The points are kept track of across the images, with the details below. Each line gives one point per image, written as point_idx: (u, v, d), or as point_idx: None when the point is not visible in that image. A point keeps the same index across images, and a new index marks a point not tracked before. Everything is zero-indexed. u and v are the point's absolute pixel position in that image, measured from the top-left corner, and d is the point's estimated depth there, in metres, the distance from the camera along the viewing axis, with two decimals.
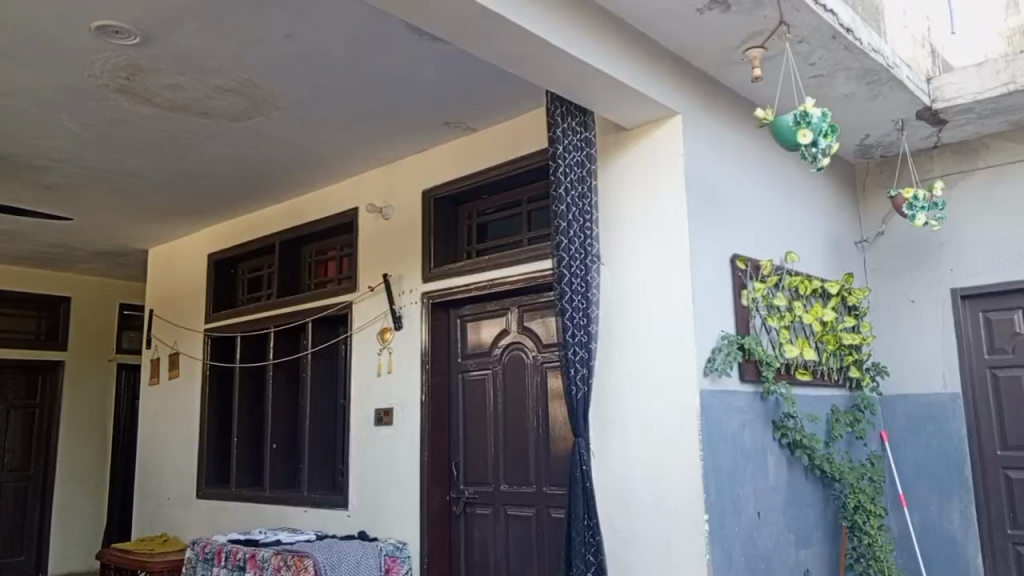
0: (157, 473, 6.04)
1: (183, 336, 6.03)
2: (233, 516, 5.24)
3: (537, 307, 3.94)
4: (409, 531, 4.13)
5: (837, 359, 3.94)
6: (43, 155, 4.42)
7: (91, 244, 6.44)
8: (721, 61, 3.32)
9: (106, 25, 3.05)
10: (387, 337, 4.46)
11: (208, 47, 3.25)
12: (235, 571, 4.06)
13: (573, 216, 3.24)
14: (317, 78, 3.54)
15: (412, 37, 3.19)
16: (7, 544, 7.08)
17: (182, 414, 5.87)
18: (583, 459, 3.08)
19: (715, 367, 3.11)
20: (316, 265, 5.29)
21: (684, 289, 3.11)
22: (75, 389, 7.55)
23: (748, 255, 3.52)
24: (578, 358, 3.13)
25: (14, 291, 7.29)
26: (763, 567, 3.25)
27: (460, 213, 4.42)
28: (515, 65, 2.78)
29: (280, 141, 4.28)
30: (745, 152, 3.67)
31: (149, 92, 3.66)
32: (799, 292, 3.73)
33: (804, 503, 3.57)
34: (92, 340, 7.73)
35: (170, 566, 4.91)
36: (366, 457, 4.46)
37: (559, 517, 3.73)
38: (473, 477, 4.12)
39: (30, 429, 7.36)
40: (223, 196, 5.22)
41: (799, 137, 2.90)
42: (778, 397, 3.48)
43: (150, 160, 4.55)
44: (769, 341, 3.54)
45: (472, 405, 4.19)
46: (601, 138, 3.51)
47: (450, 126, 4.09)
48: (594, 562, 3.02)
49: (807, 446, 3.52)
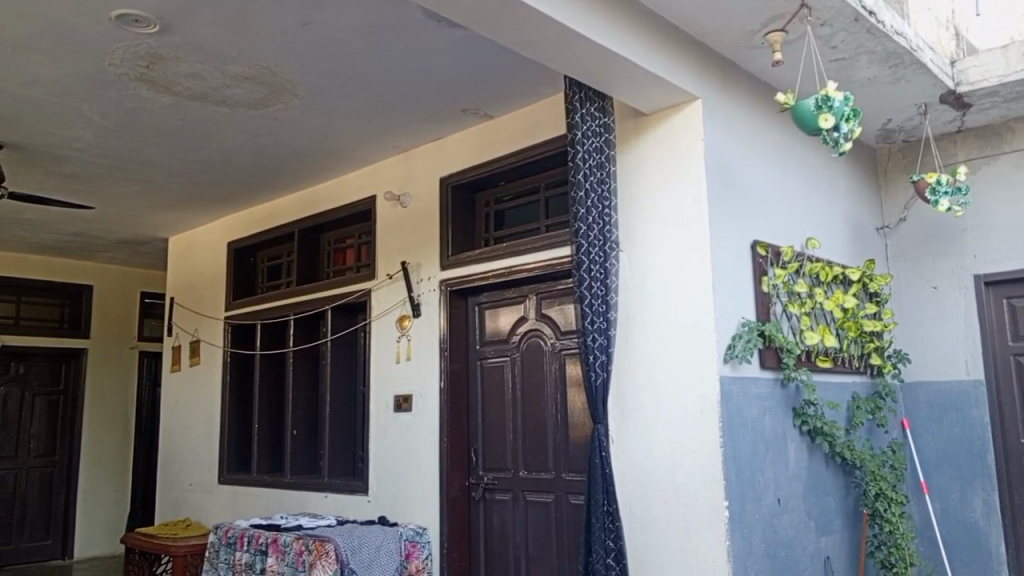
0: (179, 458, 6.12)
1: (203, 325, 6.08)
2: (254, 501, 5.30)
3: (555, 295, 3.94)
4: (428, 517, 4.17)
5: (858, 346, 3.91)
6: (64, 144, 4.46)
7: (111, 232, 6.50)
8: (740, 45, 3.28)
9: (126, 14, 3.06)
10: (405, 324, 4.48)
11: (226, 36, 3.25)
12: (257, 556, 4.10)
13: (592, 202, 3.23)
14: (334, 65, 3.54)
15: (429, 23, 3.18)
16: (33, 528, 7.21)
17: (203, 401, 5.93)
18: (603, 445, 3.08)
19: (736, 354, 3.10)
20: (335, 253, 5.32)
21: (704, 276, 3.10)
22: (97, 376, 7.64)
23: (769, 241, 3.49)
24: (596, 345, 3.13)
25: (38, 280, 7.38)
26: (783, 554, 3.25)
27: (478, 201, 4.42)
28: (531, 50, 2.76)
29: (298, 129, 4.29)
30: (766, 139, 3.63)
31: (168, 81, 3.67)
32: (820, 279, 3.70)
33: (824, 491, 3.56)
34: (114, 328, 7.82)
35: (192, 550, 4.90)
36: (385, 444, 4.49)
37: (578, 503, 3.74)
38: (492, 464, 4.14)
39: (54, 416, 7.46)
40: (241, 184, 5.25)
41: (820, 122, 2.86)
42: (799, 385, 3.47)
43: (169, 149, 4.58)
44: (789, 328, 3.52)
45: (490, 392, 4.19)
46: (619, 123, 3.49)
47: (467, 113, 4.09)
48: (613, 548, 3.02)
49: (828, 433, 3.50)
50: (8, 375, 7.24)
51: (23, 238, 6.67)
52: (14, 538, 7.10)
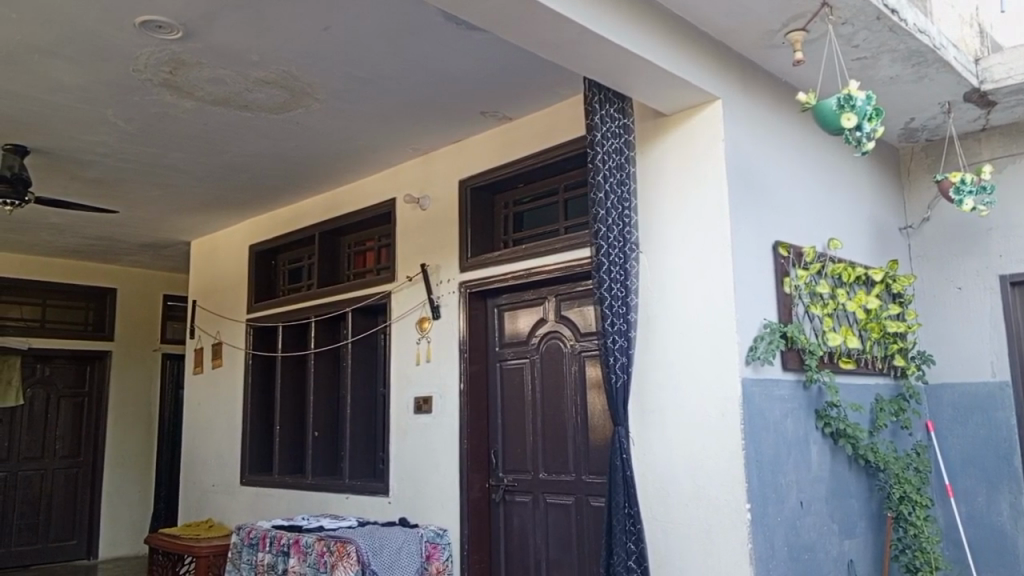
0: (201, 459, 6.17)
1: (225, 327, 6.13)
2: (275, 502, 5.33)
3: (575, 297, 3.93)
4: (449, 519, 4.18)
5: (881, 347, 3.87)
6: (88, 149, 4.52)
7: (135, 236, 6.57)
8: (761, 45, 3.26)
9: (149, 21, 3.10)
10: (425, 326, 4.49)
11: (247, 41, 3.28)
12: (280, 557, 4.12)
13: (611, 203, 3.22)
14: (354, 69, 3.56)
15: (449, 26, 3.20)
16: (59, 528, 7.32)
17: (225, 403, 5.98)
18: (624, 447, 3.07)
19: (757, 356, 3.08)
20: (355, 256, 5.35)
21: (725, 277, 3.09)
22: (121, 378, 7.73)
23: (790, 242, 3.47)
24: (617, 347, 3.12)
25: (63, 283, 7.47)
26: (806, 557, 3.22)
27: (497, 203, 4.43)
28: (551, 51, 2.76)
29: (319, 132, 4.32)
30: (787, 138, 3.61)
31: (191, 86, 3.71)
32: (842, 280, 3.67)
33: (847, 493, 3.53)
34: (137, 330, 7.90)
35: (215, 551, 4.95)
36: (405, 445, 4.50)
37: (599, 506, 3.73)
38: (512, 465, 4.14)
39: (79, 418, 7.56)
40: (262, 187, 5.29)
41: (842, 121, 2.84)
42: (821, 387, 3.44)
43: (191, 153, 4.62)
44: (811, 329, 3.49)
45: (510, 394, 4.20)
46: (639, 124, 3.48)
47: (486, 115, 4.10)
48: (635, 551, 3.00)
49: (851, 435, 3.47)
50: (34, 377, 7.33)
51: (49, 243, 6.77)
52: (40, 538, 7.21)
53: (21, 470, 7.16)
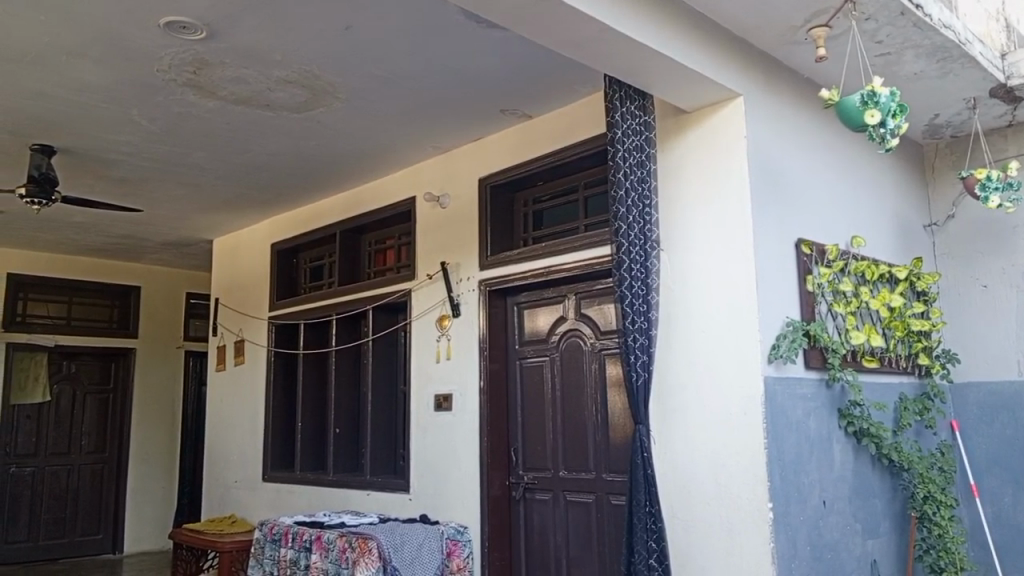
0: (224, 456, 6.22)
1: (247, 325, 6.19)
2: (298, 498, 5.37)
3: (595, 295, 3.93)
4: (470, 516, 4.19)
5: (905, 346, 3.84)
6: (114, 149, 4.57)
7: (158, 234, 6.64)
8: (784, 41, 3.24)
9: (174, 21, 3.13)
10: (445, 324, 4.51)
11: (269, 40, 3.31)
12: (302, 553, 4.15)
13: (632, 201, 3.22)
14: (375, 68, 3.58)
15: (469, 24, 3.21)
16: (85, 522, 7.44)
17: (247, 399, 6.04)
18: (645, 446, 3.07)
19: (780, 354, 3.06)
20: (375, 254, 5.38)
21: (747, 275, 3.07)
22: (145, 375, 7.81)
23: (813, 240, 3.45)
24: (637, 345, 3.11)
25: (88, 281, 7.57)
26: (829, 557, 3.20)
27: (516, 201, 4.44)
28: (571, 48, 2.76)
29: (340, 131, 4.35)
30: (810, 135, 3.59)
31: (214, 85, 3.75)
32: (866, 278, 3.64)
33: (871, 492, 3.50)
34: (160, 328, 7.99)
35: (238, 546, 4.99)
36: (426, 443, 4.53)
37: (619, 504, 3.73)
38: (532, 463, 4.14)
39: (104, 414, 7.68)
40: (283, 186, 5.33)
41: (866, 118, 2.81)
42: (844, 386, 3.42)
43: (214, 152, 4.67)
44: (834, 328, 3.46)
45: (530, 393, 4.20)
46: (659, 122, 3.47)
47: (505, 113, 4.10)
48: (656, 549, 3.00)
49: (874, 434, 3.44)
50: (61, 373, 7.47)
51: (74, 241, 6.86)
52: (67, 533, 7.33)
53: (48, 465, 7.28)
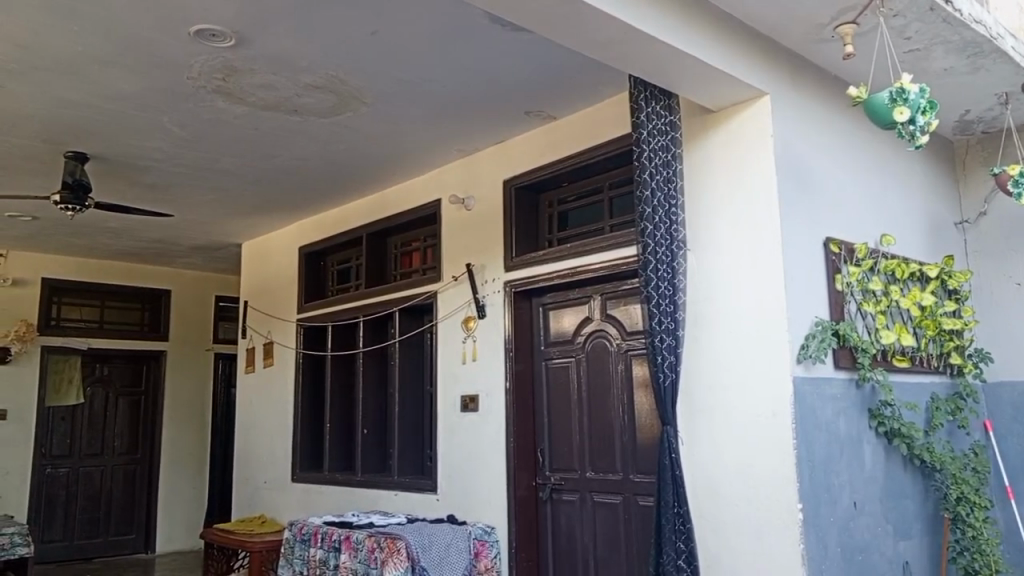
0: (254, 457, 6.29)
1: (276, 327, 6.26)
2: (326, 499, 5.42)
3: (621, 295, 3.93)
4: (497, 517, 4.20)
5: (937, 345, 3.79)
6: (146, 155, 4.65)
7: (188, 238, 6.74)
8: (810, 39, 3.22)
9: (204, 29, 3.18)
10: (471, 326, 4.53)
11: (297, 47, 3.35)
12: (332, 553, 4.19)
13: (658, 201, 3.21)
14: (401, 72, 3.61)
15: (495, 28, 3.22)
16: (119, 522, 7.57)
17: (276, 401, 6.10)
18: (673, 447, 3.06)
19: (809, 354, 3.04)
20: (401, 256, 5.41)
21: (775, 274, 3.05)
22: (175, 378, 7.93)
23: (842, 238, 3.41)
24: (665, 346, 3.10)
25: (120, 285, 7.70)
26: (860, 559, 3.17)
27: (541, 202, 4.44)
28: (596, 49, 2.76)
29: (366, 135, 4.38)
30: (838, 132, 3.56)
31: (243, 92, 3.80)
32: (896, 277, 3.60)
33: (902, 494, 3.46)
34: (191, 331, 8.10)
35: (268, 546, 5.05)
36: (453, 443, 4.55)
37: (647, 505, 3.71)
38: (559, 464, 4.15)
39: (136, 415, 7.81)
40: (310, 190, 5.39)
41: (894, 115, 2.78)
42: (874, 385, 3.38)
43: (243, 157, 4.73)
44: (864, 327, 3.43)
45: (557, 393, 4.20)
46: (686, 120, 3.46)
47: (530, 114, 4.11)
48: (684, 550, 2.99)
49: (905, 435, 3.40)
50: (94, 376, 7.60)
51: (106, 246, 6.98)
52: (101, 532, 7.46)
53: (82, 465, 7.41)
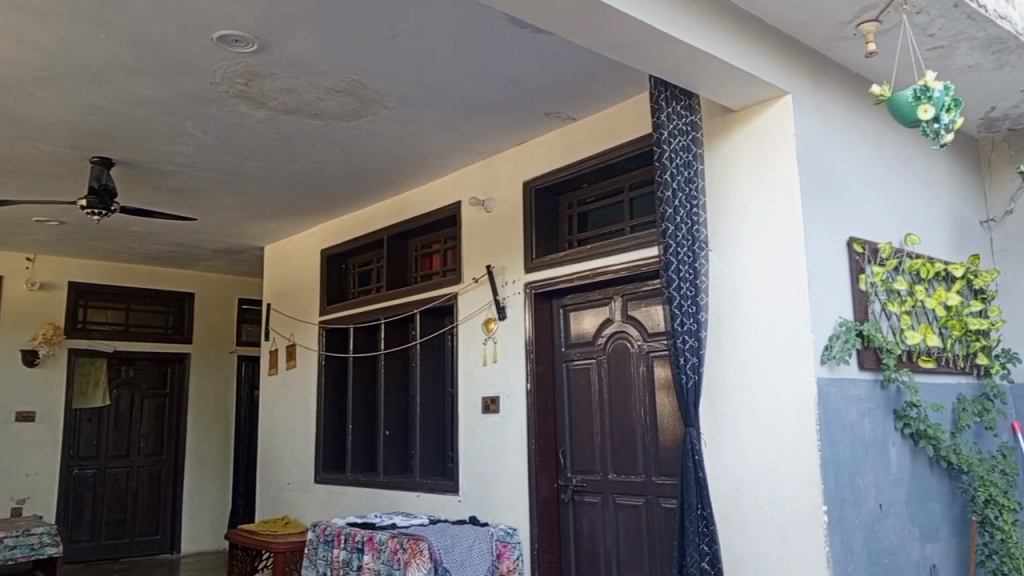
0: (277, 458, 6.34)
1: (298, 329, 6.30)
2: (349, 500, 5.46)
3: (642, 296, 3.92)
4: (519, 518, 4.21)
5: (963, 345, 3.75)
6: (170, 160, 4.71)
7: (211, 242, 6.81)
8: (833, 37, 3.20)
9: (227, 35, 3.21)
10: (491, 327, 4.54)
11: (318, 51, 3.37)
12: (355, 554, 4.21)
13: (679, 201, 3.20)
14: (421, 75, 3.62)
15: (514, 29, 3.23)
16: (145, 522, 7.66)
17: (299, 402, 6.15)
18: (695, 449, 3.05)
19: (834, 355, 3.01)
20: (422, 259, 5.44)
21: (799, 274, 3.03)
22: (199, 380, 8.01)
23: (865, 238, 3.39)
24: (687, 347, 3.09)
25: (144, 288, 7.80)
26: (887, 561, 3.14)
27: (561, 204, 4.44)
28: (617, 50, 2.76)
29: (387, 138, 4.41)
30: (861, 131, 3.53)
31: (265, 96, 3.84)
32: (921, 276, 3.57)
33: (929, 496, 3.42)
34: (214, 333, 8.18)
35: (292, 547, 5.09)
36: (474, 444, 4.56)
37: (669, 507, 3.70)
38: (580, 466, 4.15)
39: (161, 417, 7.89)
40: (331, 193, 5.42)
41: (919, 113, 2.75)
42: (900, 386, 3.35)
43: (266, 161, 4.77)
44: (889, 328, 3.40)
45: (578, 394, 4.20)
46: (706, 121, 3.45)
47: (550, 116, 4.11)
48: (708, 552, 2.97)
49: (932, 436, 3.37)
50: (120, 378, 7.70)
51: (131, 250, 7.06)
52: (128, 532, 7.56)
53: (108, 467, 7.51)
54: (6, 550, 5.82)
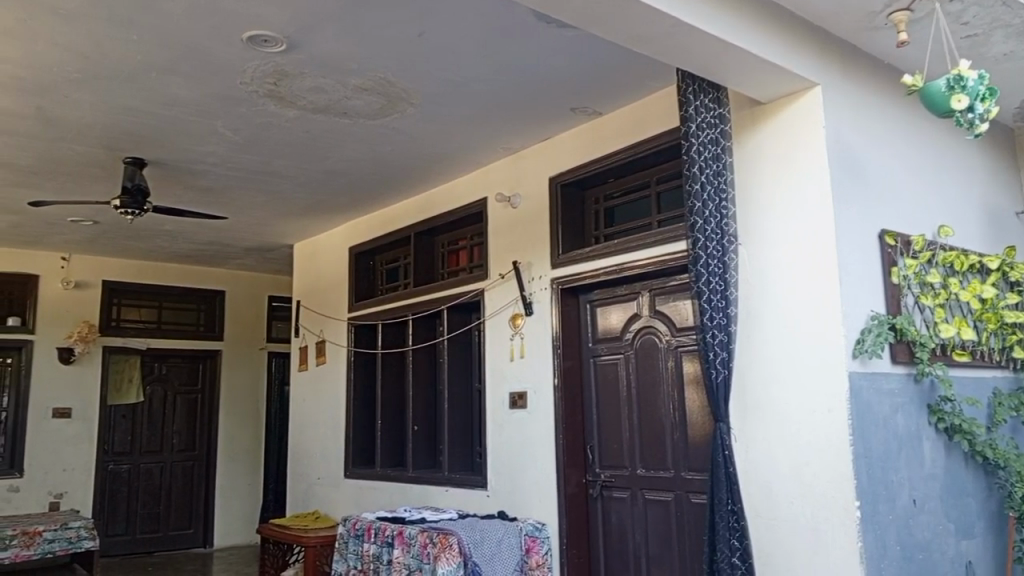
0: (308, 453, 6.41)
1: (328, 326, 6.36)
2: (379, 495, 5.51)
3: (669, 292, 3.91)
4: (548, 513, 4.22)
5: (999, 338, 3.67)
6: (201, 159, 4.78)
7: (241, 240, 6.89)
8: (863, 27, 3.17)
9: (256, 35, 3.25)
10: (519, 323, 4.55)
11: (346, 49, 3.40)
12: (385, 547, 4.24)
13: (708, 195, 3.17)
14: (447, 72, 3.64)
15: (540, 25, 3.23)
16: (178, 517, 7.77)
17: (328, 398, 6.21)
18: (725, 443, 3.03)
19: (865, 349, 2.98)
20: (449, 255, 5.46)
21: (830, 267, 3.00)
22: (230, 377, 8.12)
23: (897, 231, 3.34)
24: (716, 342, 3.07)
25: (176, 286, 7.91)
26: (921, 558, 3.10)
27: (588, 199, 4.44)
28: (644, 43, 2.75)
29: (414, 136, 4.43)
30: (893, 123, 3.49)
31: (294, 95, 3.88)
32: (954, 269, 3.52)
33: (964, 491, 3.37)
34: (244, 330, 8.29)
35: (322, 541, 5.15)
36: (502, 439, 4.58)
37: (699, 502, 3.69)
38: (609, 461, 4.15)
39: (193, 413, 7.99)
40: (359, 191, 5.47)
41: (952, 103, 2.71)
42: (933, 380, 3.31)
43: (294, 160, 4.82)
44: (922, 321, 3.36)
45: (605, 390, 4.20)
46: (735, 113, 3.43)
47: (576, 111, 4.11)
48: (739, 548, 2.96)
49: (967, 431, 3.32)
50: (153, 374, 7.81)
51: (163, 248, 7.17)
52: (162, 527, 7.68)
53: (142, 462, 7.63)
54: (45, 543, 5.95)
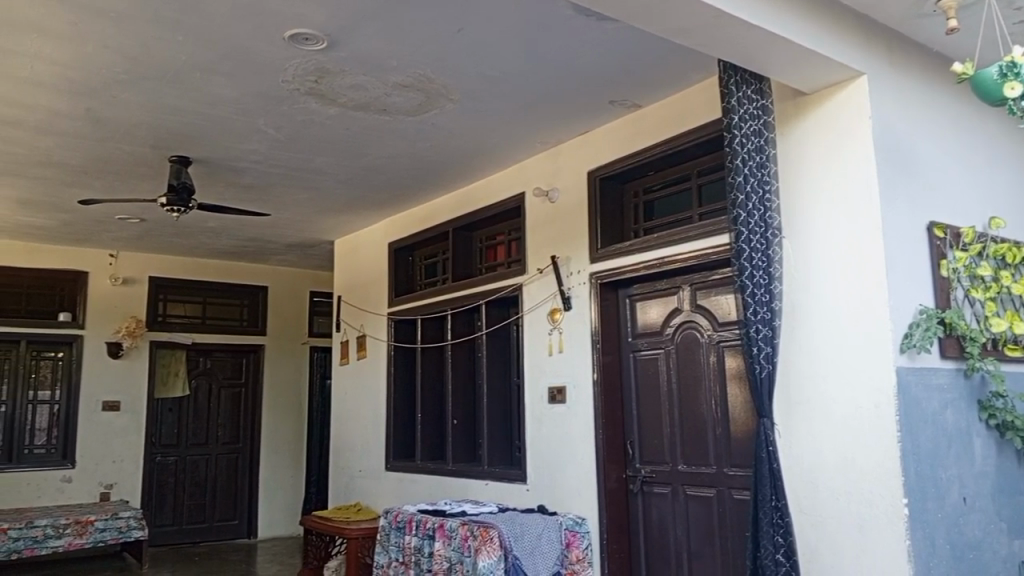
0: (349, 446, 6.49)
1: (368, 320, 6.43)
2: (419, 488, 5.56)
3: (710, 286, 3.88)
4: (588, 508, 4.21)
5: None
6: (244, 158, 4.86)
7: (283, 236, 6.99)
8: (911, 14, 3.10)
9: (298, 33, 3.29)
10: (558, 317, 4.55)
11: (386, 47, 3.43)
12: (426, 540, 4.28)
13: (751, 187, 3.13)
14: (487, 67, 3.64)
15: (579, 18, 3.21)
16: (223, 508, 7.92)
17: (369, 392, 6.28)
18: (770, 440, 2.99)
19: (913, 343, 2.92)
20: (487, 250, 5.49)
21: (877, 260, 2.95)
22: (273, 371, 8.25)
23: (946, 223, 3.27)
24: (761, 336, 3.03)
25: (219, 282, 8.07)
26: (972, 557, 3.04)
27: (627, 192, 4.41)
28: (685, 35, 2.72)
29: (452, 131, 4.45)
30: (941, 111, 3.40)
31: (335, 93, 3.92)
32: (1006, 261, 3.41)
33: (1016, 490, 3.29)
34: (286, 325, 8.42)
35: (365, 533, 5.21)
36: (541, 433, 4.59)
37: (741, 499, 3.65)
38: (649, 457, 4.13)
39: (237, 407, 8.13)
40: (399, 187, 5.51)
41: (1005, 91, 2.63)
42: (984, 375, 3.24)
43: (335, 157, 4.88)
44: (972, 315, 3.27)
45: (646, 385, 4.19)
46: (778, 105, 3.38)
47: (615, 104, 4.08)
48: (782, 544, 2.92)
49: (1020, 428, 3.23)
50: (198, 368, 7.96)
51: (206, 245, 7.31)
52: (207, 518, 7.84)
53: (189, 454, 7.80)
54: (97, 532, 6.17)
